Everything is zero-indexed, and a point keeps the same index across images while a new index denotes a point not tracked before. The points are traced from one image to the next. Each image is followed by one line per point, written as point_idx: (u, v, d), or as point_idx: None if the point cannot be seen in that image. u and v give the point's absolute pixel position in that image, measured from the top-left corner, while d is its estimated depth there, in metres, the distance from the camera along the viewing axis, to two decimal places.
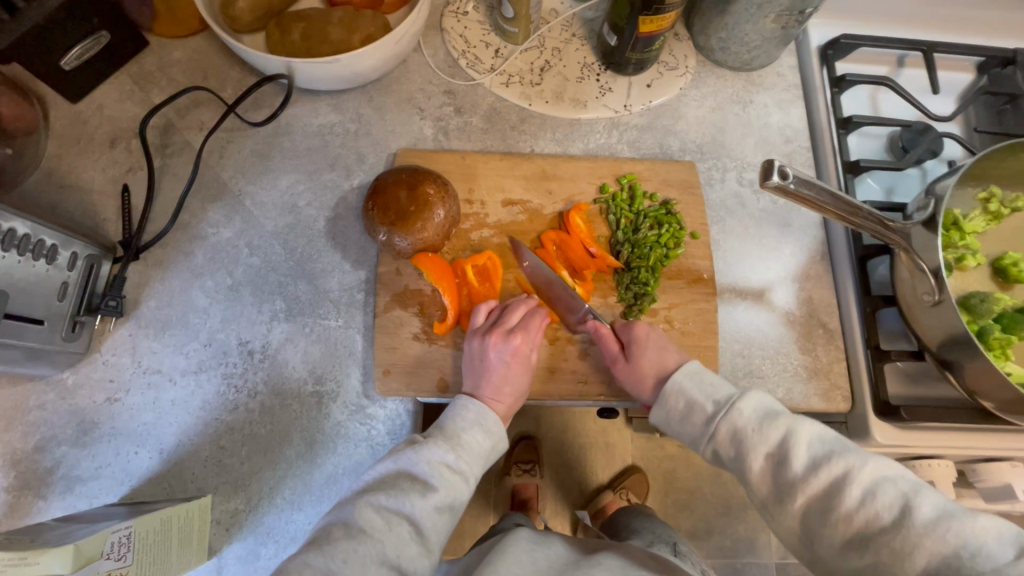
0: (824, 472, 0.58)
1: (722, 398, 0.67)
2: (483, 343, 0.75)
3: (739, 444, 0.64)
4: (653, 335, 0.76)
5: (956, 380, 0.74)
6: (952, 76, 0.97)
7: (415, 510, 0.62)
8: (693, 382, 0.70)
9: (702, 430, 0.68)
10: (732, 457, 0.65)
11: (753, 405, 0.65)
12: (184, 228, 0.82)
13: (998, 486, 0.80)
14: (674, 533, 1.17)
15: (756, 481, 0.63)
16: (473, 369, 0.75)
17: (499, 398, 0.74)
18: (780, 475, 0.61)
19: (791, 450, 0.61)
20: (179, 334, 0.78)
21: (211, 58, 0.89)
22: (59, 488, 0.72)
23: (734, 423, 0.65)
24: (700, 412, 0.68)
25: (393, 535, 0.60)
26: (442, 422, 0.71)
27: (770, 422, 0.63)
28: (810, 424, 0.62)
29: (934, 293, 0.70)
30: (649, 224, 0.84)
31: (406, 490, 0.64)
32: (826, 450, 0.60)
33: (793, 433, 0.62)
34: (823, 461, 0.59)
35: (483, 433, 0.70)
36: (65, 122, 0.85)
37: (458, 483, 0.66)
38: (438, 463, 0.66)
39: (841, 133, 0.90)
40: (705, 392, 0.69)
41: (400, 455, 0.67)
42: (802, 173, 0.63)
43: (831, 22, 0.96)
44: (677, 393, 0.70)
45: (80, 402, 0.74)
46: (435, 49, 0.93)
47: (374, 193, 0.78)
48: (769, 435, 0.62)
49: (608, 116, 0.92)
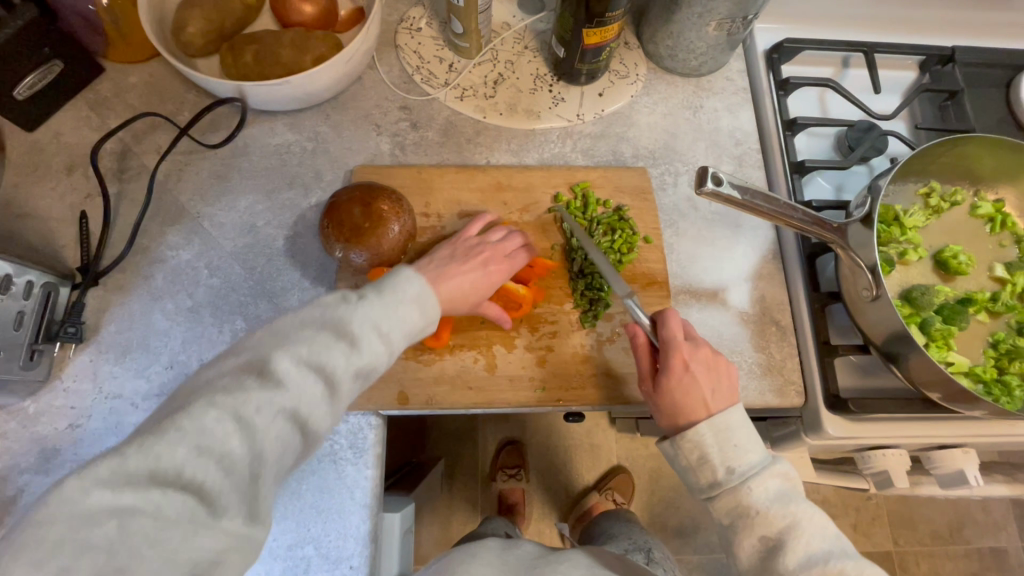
0: (817, 571, 0.61)
1: (738, 467, 0.67)
2: (469, 253, 0.79)
3: (739, 519, 0.66)
4: (691, 373, 0.72)
5: (900, 372, 0.77)
6: (895, 75, 1.00)
7: (332, 367, 0.60)
8: (714, 437, 0.69)
9: (702, 489, 0.70)
10: (726, 525, 0.68)
11: (767, 486, 0.66)
12: (144, 252, 0.83)
13: (953, 472, 0.84)
14: (650, 538, 1.22)
15: (743, 555, 0.66)
16: (444, 262, 0.78)
17: (451, 297, 0.76)
18: (771, 560, 0.64)
19: (791, 542, 0.63)
20: (140, 358, 0.79)
21: (167, 83, 0.90)
22: (23, 517, 0.72)
23: (741, 497, 0.66)
24: (708, 476, 0.69)
25: (305, 390, 0.57)
26: (376, 288, 0.68)
27: (780, 508, 0.65)
28: (816, 520, 0.64)
29: (872, 289, 0.72)
30: (603, 231, 0.87)
31: (327, 344, 0.61)
32: (823, 550, 0.63)
33: (799, 525, 0.64)
34: (821, 561, 0.62)
35: (419, 312, 0.69)
36: (22, 151, 0.85)
37: (381, 351, 0.65)
38: (366, 327, 0.64)
39: (787, 135, 0.92)
40: (724, 456, 0.69)
41: (326, 313, 0.64)
42: (733, 179, 0.65)
43: (775, 27, 0.99)
44: (695, 444, 0.70)
45: (41, 430, 0.75)
46: (390, 66, 0.94)
47: (329, 211, 0.79)
48: (774, 520, 0.64)
49: (561, 125, 0.94)
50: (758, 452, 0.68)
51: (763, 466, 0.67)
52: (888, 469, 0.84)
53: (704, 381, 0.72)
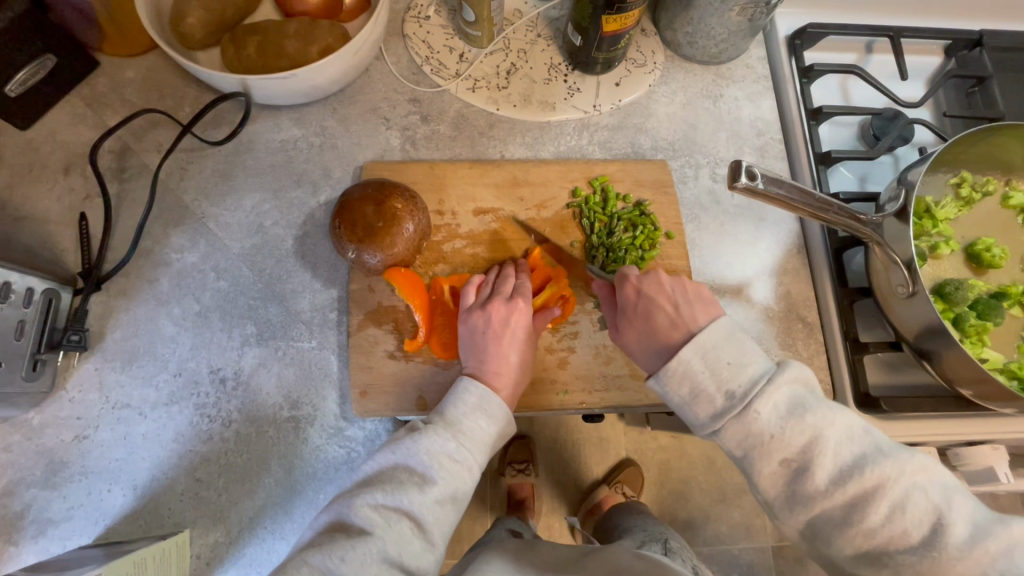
0: (853, 483, 0.54)
1: (739, 389, 0.59)
2: (486, 316, 0.75)
3: (751, 448, 0.58)
4: (644, 294, 0.70)
5: (933, 368, 0.75)
6: (920, 60, 0.96)
7: (414, 505, 0.60)
8: (702, 361, 0.61)
9: (705, 422, 0.61)
10: (739, 454, 0.59)
11: (777, 400, 0.57)
12: (148, 255, 0.79)
13: (982, 469, 0.81)
14: (664, 529, 1.16)
15: (766, 482, 0.59)
16: (475, 341, 0.74)
17: (508, 368, 0.73)
18: (797, 483, 0.57)
19: (816, 459, 0.56)
20: (147, 365, 0.76)
21: (165, 77, 0.86)
22: (31, 532, 0.70)
23: (749, 424, 0.58)
24: (708, 405, 0.60)
25: (393, 533, 0.58)
26: (443, 408, 0.69)
27: (796, 423, 0.56)
28: (838, 426, 0.56)
29: (908, 285, 0.69)
30: (624, 227, 0.84)
31: (404, 483, 0.61)
32: (855, 456, 0.56)
33: (820, 437, 0.56)
34: (853, 471, 0.55)
35: (486, 418, 0.68)
36: (17, 151, 0.81)
37: (460, 472, 0.64)
38: (439, 453, 0.64)
39: (812, 124, 0.89)
40: (719, 378, 0.60)
41: (398, 445, 0.64)
42: (769, 172, 0.62)
43: (798, 12, 0.95)
44: (682, 373, 0.61)
45: (47, 442, 0.72)
46: (398, 56, 0.90)
47: (340, 210, 0.76)
48: (792, 440, 0.56)
49: (577, 117, 0.90)
50: (758, 362, 0.60)
51: (768, 377, 0.59)
52: None
53: (663, 298, 0.68)
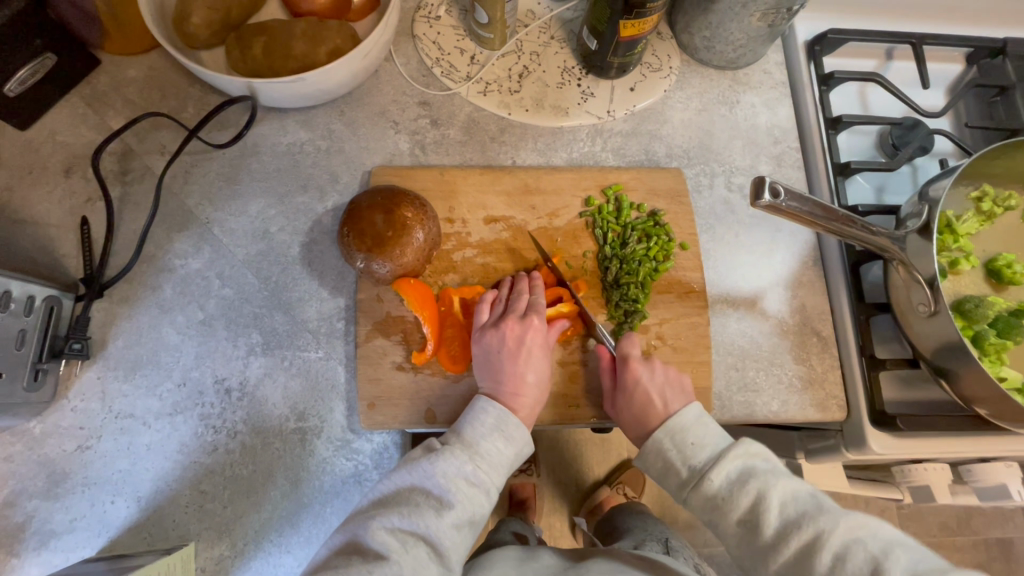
0: (796, 538, 0.58)
1: (697, 464, 0.66)
2: (501, 335, 0.74)
3: (711, 510, 0.63)
4: (644, 384, 0.72)
5: (950, 387, 0.73)
6: (941, 68, 0.94)
7: (431, 529, 0.61)
8: (672, 441, 0.68)
9: (677, 490, 0.67)
10: (707, 517, 0.65)
11: (725, 468, 0.63)
12: (150, 261, 0.78)
13: (994, 487, 0.81)
14: (666, 530, 1.09)
15: (731, 541, 0.63)
16: (491, 360, 0.74)
17: (527, 387, 0.72)
18: (753, 538, 0.61)
19: (762, 516, 0.60)
20: (150, 374, 0.74)
21: (169, 77, 0.84)
22: (33, 544, 0.69)
23: (705, 490, 0.64)
24: (675, 475, 0.67)
25: (410, 557, 0.59)
26: (460, 428, 0.69)
27: (739, 487, 0.62)
28: (779, 486, 0.61)
29: (929, 304, 0.68)
30: (638, 237, 0.82)
31: (420, 506, 0.62)
32: (795, 511, 0.59)
33: (762, 497, 0.60)
34: (796, 527, 0.58)
35: (504, 440, 0.68)
36: (16, 152, 0.79)
37: (476, 495, 0.65)
38: (455, 476, 0.65)
39: (830, 133, 0.87)
40: (683, 454, 0.67)
41: (415, 467, 0.65)
42: (791, 188, 0.60)
43: (817, 16, 0.93)
44: (657, 453, 0.69)
45: (49, 452, 0.71)
46: (407, 58, 0.88)
47: (349, 218, 0.74)
48: (738, 500, 0.61)
49: (590, 122, 0.88)
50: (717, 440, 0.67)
51: (721, 452, 0.65)
52: (929, 483, 0.81)
53: (656, 388, 0.72)
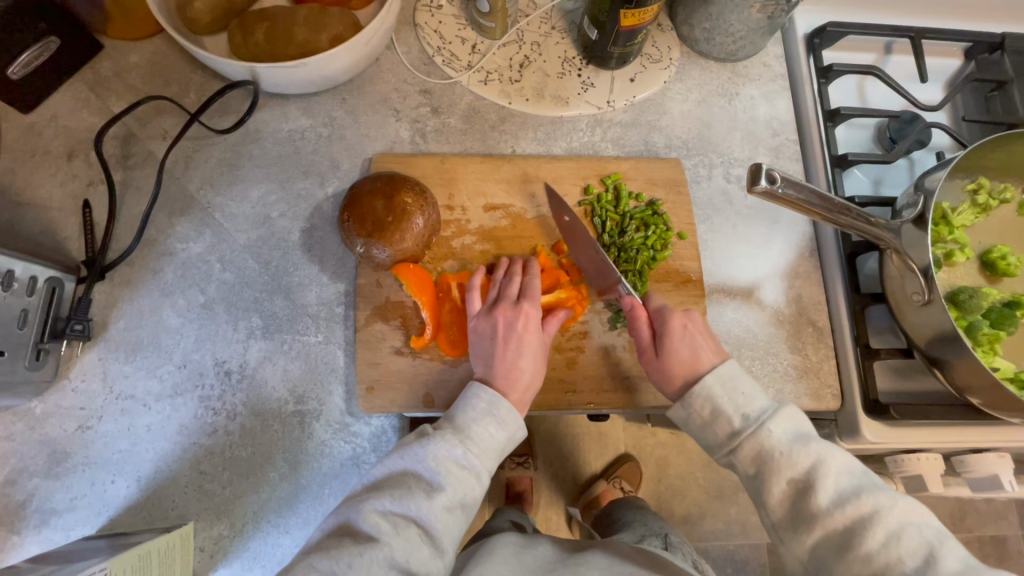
0: (851, 508, 0.57)
1: (753, 413, 0.64)
2: (492, 323, 0.74)
3: (761, 466, 0.62)
4: (690, 329, 0.72)
5: (944, 377, 0.74)
6: (939, 62, 0.94)
7: (422, 512, 0.61)
8: (723, 388, 0.67)
9: (722, 443, 0.66)
10: (749, 477, 0.63)
11: (785, 425, 0.63)
12: (152, 244, 0.78)
13: (986, 477, 0.81)
14: (664, 524, 1.08)
15: (773, 505, 0.61)
16: (483, 347, 0.74)
17: (519, 374, 0.72)
18: (801, 503, 0.60)
19: (818, 480, 0.59)
20: (152, 356, 0.75)
21: (171, 63, 0.84)
22: (34, 522, 0.69)
23: (761, 442, 0.63)
24: (726, 425, 0.65)
25: (401, 539, 0.59)
26: (453, 413, 0.69)
27: (801, 447, 0.61)
28: (838, 457, 0.61)
29: (923, 293, 0.69)
30: (636, 226, 0.83)
31: (412, 491, 0.62)
32: (853, 485, 0.59)
33: (824, 461, 0.60)
34: (852, 497, 0.58)
35: (496, 425, 0.68)
36: (18, 135, 0.80)
37: (468, 478, 0.65)
38: (447, 459, 0.64)
39: (828, 125, 0.88)
40: (736, 403, 0.66)
41: (407, 451, 0.65)
42: (788, 175, 0.61)
43: (817, 9, 0.93)
44: (705, 398, 0.67)
45: (50, 431, 0.71)
46: (409, 46, 0.88)
47: (349, 204, 0.75)
48: (797, 461, 0.60)
49: (590, 113, 0.89)
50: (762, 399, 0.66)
51: (777, 408, 0.64)
52: (922, 473, 0.81)
53: (702, 336, 0.72)
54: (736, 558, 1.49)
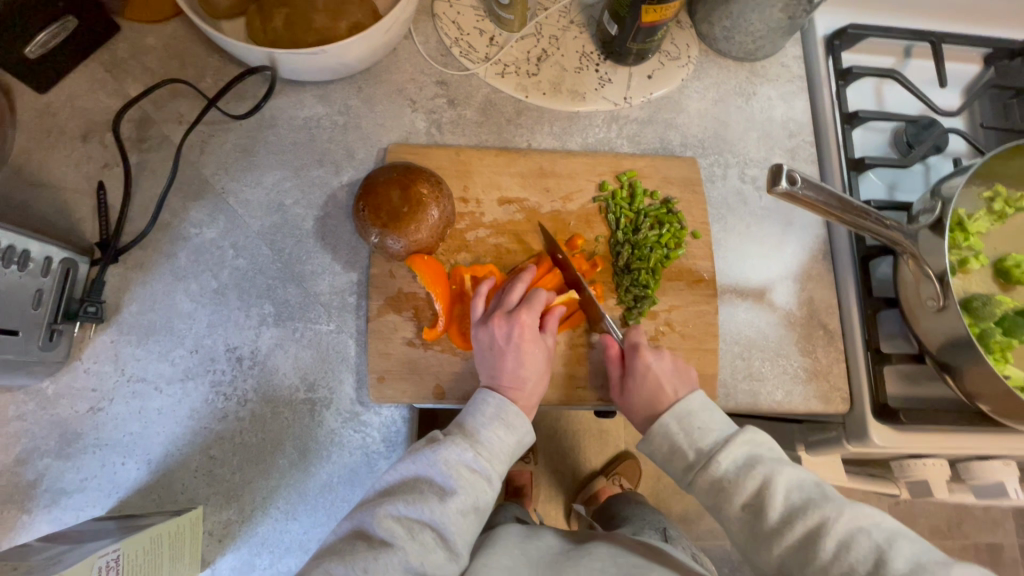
0: (801, 524, 0.59)
1: (704, 446, 0.67)
2: (491, 332, 0.74)
3: (716, 493, 0.65)
4: (653, 371, 0.73)
5: (954, 382, 0.74)
6: (958, 67, 0.94)
7: (435, 515, 0.62)
8: (678, 425, 0.69)
9: (682, 475, 0.69)
10: (709, 502, 0.66)
11: (731, 453, 0.65)
12: (166, 228, 0.78)
13: (990, 483, 0.81)
14: (665, 519, 1.09)
15: (733, 526, 0.64)
16: (484, 357, 0.74)
17: (521, 384, 0.72)
18: (756, 525, 0.62)
19: (766, 501, 0.61)
20: (163, 340, 0.75)
21: (187, 46, 0.84)
22: (44, 502, 0.70)
23: (712, 473, 0.65)
24: (681, 458, 0.68)
25: (415, 544, 0.59)
26: (462, 419, 0.70)
27: (747, 472, 0.63)
28: (785, 473, 0.63)
29: (939, 298, 0.69)
30: (650, 224, 0.83)
31: (424, 495, 0.63)
32: (802, 499, 0.61)
33: (770, 480, 0.62)
34: (800, 513, 0.60)
35: (505, 429, 0.69)
36: (33, 114, 0.79)
37: (480, 483, 0.65)
38: (458, 463, 0.65)
39: (846, 128, 0.87)
40: (690, 438, 0.68)
41: (418, 456, 0.66)
42: (809, 177, 0.61)
43: (838, 11, 0.92)
44: (664, 436, 0.70)
45: (62, 412, 0.72)
46: (427, 37, 0.88)
47: (364, 192, 0.75)
48: (745, 485, 0.63)
49: (607, 108, 0.88)
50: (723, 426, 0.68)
51: (728, 437, 0.66)
52: (927, 478, 0.83)
53: (667, 375, 0.73)
54: (733, 558, 1.49)
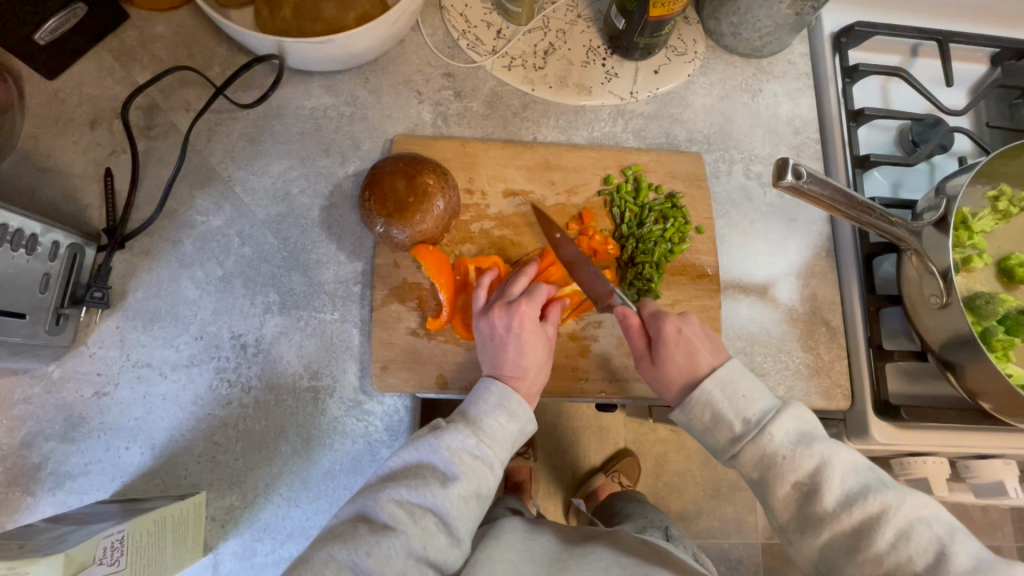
0: (859, 509, 0.57)
1: (753, 417, 0.64)
2: (492, 322, 0.75)
3: (765, 470, 0.62)
4: (685, 334, 0.71)
5: (956, 380, 0.74)
6: (965, 67, 0.94)
7: (437, 501, 0.62)
8: (721, 392, 0.66)
9: (725, 448, 0.66)
10: (756, 479, 0.63)
11: (786, 427, 0.62)
12: (172, 216, 0.79)
13: (991, 483, 0.81)
14: (667, 519, 1.09)
15: (780, 508, 0.62)
16: (486, 347, 0.74)
17: (521, 374, 0.72)
18: (807, 507, 0.60)
19: (823, 482, 0.59)
20: (169, 326, 0.76)
21: (196, 35, 0.84)
22: (48, 484, 0.70)
23: (764, 446, 0.62)
24: (727, 429, 0.65)
25: (418, 528, 0.60)
26: (465, 407, 0.70)
27: (805, 449, 0.60)
28: (843, 455, 0.60)
29: (942, 295, 0.69)
30: (654, 218, 0.83)
31: (427, 480, 0.63)
32: (859, 485, 0.59)
33: (829, 462, 0.59)
34: (858, 499, 0.58)
35: (507, 416, 0.69)
36: (42, 101, 0.80)
37: (482, 469, 0.65)
38: (460, 450, 0.65)
39: (851, 126, 0.87)
40: (736, 407, 0.65)
41: (420, 442, 0.66)
42: (814, 170, 0.61)
43: (846, 9, 0.92)
44: (705, 403, 0.67)
45: (67, 396, 0.72)
46: (434, 29, 0.88)
47: (371, 182, 0.75)
48: (802, 463, 0.60)
49: (613, 103, 0.88)
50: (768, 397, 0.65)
51: (776, 410, 0.64)
52: (927, 476, 0.83)
53: (701, 341, 0.71)
54: (731, 556, 1.50)
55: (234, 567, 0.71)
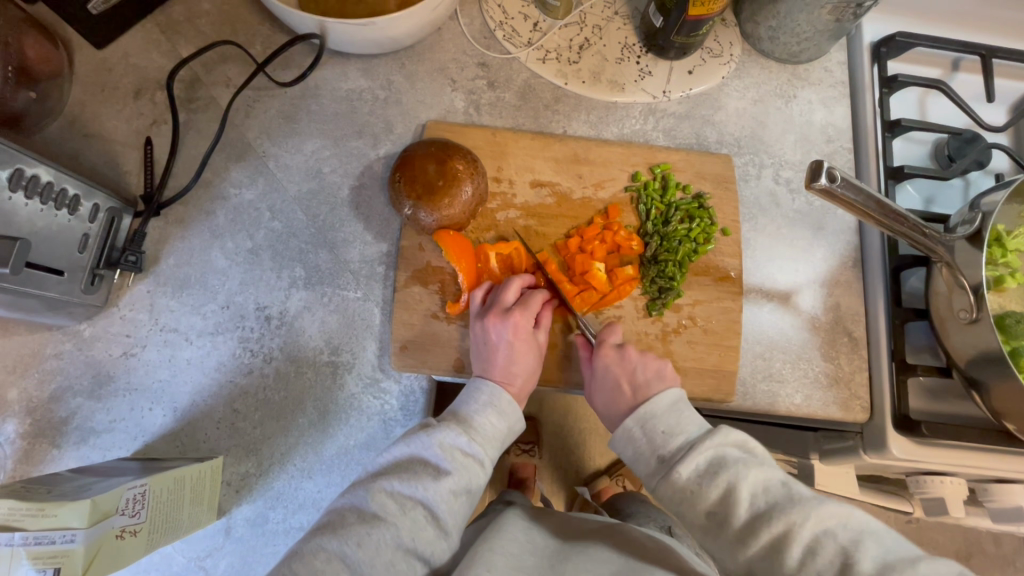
0: (769, 530, 0.56)
1: (666, 453, 0.65)
2: (486, 327, 0.75)
3: (680, 501, 0.62)
4: (609, 369, 0.73)
5: (981, 399, 0.73)
6: (1007, 84, 0.92)
7: (428, 493, 0.62)
8: (640, 430, 0.68)
9: (647, 477, 0.67)
10: (675, 507, 0.63)
11: (694, 460, 0.62)
12: (207, 186, 0.80)
13: (1009, 508, 0.80)
14: (671, 521, 1.09)
15: (700, 533, 0.61)
16: (478, 351, 0.75)
17: (510, 379, 0.73)
18: (724, 531, 0.59)
19: (734, 506, 0.58)
20: (197, 294, 0.77)
21: (240, 13, 0.86)
22: (74, 439, 0.72)
23: (674, 481, 0.63)
24: (644, 464, 0.66)
25: (407, 520, 0.60)
26: (455, 408, 0.71)
27: (711, 477, 0.61)
28: (751, 474, 0.60)
29: (972, 311, 0.68)
30: (680, 217, 0.83)
31: (419, 474, 0.63)
32: (768, 503, 0.58)
33: (734, 487, 0.59)
34: (767, 518, 0.57)
35: (498, 416, 0.70)
36: (91, 69, 0.82)
37: (473, 466, 0.66)
38: (452, 447, 0.66)
39: (887, 136, 0.86)
40: (653, 444, 0.66)
41: (413, 438, 0.66)
42: (847, 176, 0.59)
43: (887, 19, 0.91)
44: (625, 439, 0.69)
45: (96, 353, 0.74)
46: (471, 19, 0.89)
47: (402, 164, 0.76)
48: (708, 493, 0.60)
49: (645, 101, 0.88)
50: (686, 430, 0.65)
51: (689, 445, 0.64)
52: (943, 496, 0.81)
53: (625, 374, 0.73)
54: None
55: (247, 533, 0.72)
